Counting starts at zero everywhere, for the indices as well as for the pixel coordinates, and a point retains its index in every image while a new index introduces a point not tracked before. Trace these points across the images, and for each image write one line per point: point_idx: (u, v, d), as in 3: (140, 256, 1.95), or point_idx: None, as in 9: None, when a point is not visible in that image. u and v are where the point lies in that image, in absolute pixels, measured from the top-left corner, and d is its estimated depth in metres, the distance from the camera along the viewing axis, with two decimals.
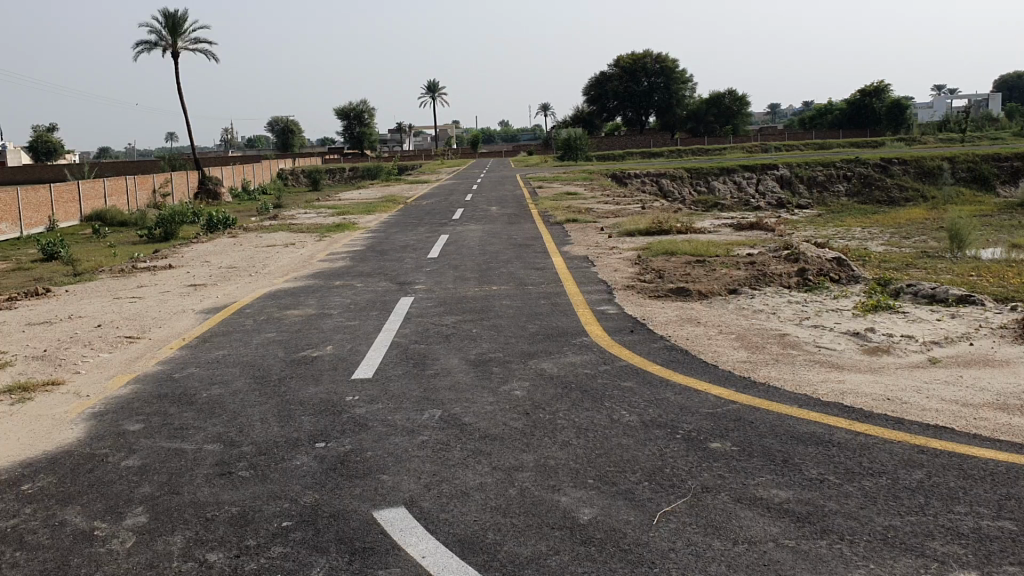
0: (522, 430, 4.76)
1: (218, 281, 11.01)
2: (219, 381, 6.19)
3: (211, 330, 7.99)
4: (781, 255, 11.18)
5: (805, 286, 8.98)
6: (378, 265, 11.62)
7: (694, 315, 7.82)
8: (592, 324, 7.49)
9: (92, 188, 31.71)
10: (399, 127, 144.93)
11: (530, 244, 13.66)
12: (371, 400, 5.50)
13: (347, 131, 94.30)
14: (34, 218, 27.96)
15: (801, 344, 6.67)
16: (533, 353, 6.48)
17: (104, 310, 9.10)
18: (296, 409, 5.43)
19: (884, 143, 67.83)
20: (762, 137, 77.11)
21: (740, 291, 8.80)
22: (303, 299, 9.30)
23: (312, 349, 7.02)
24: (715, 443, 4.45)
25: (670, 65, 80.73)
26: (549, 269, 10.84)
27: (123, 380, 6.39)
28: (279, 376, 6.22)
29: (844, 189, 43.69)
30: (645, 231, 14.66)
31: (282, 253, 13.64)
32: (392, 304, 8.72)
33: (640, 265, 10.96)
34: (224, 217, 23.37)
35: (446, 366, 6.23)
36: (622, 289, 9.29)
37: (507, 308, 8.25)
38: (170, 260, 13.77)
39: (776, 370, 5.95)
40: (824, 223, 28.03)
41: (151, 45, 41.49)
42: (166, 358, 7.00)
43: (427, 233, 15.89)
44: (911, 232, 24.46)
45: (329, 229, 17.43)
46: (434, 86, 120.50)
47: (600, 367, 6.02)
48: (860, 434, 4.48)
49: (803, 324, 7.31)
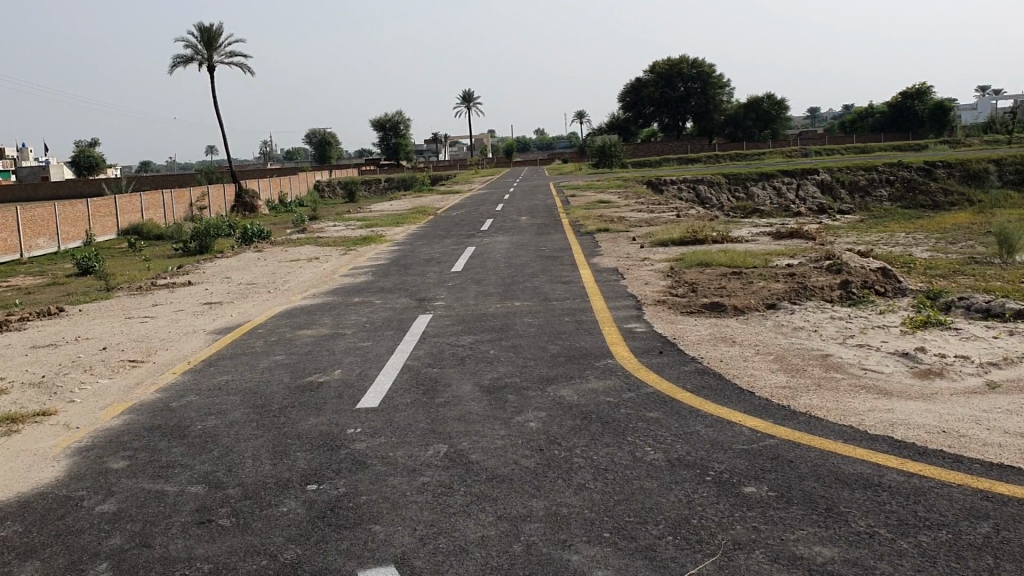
0: (534, 470, 4.29)
1: (235, 299, 10.67)
2: (215, 411, 5.79)
3: (218, 353, 7.62)
4: (822, 266, 10.59)
5: (848, 300, 8.42)
6: (400, 280, 11.23)
7: (728, 333, 7.29)
8: (617, 344, 7.00)
9: (129, 202, 31.76)
10: (435, 137, 144.89)
11: (559, 255, 13.18)
12: (373, 434, 5.07)
13: (384, 142, 94.61)
14: (72, 232, 28.03)
15: (845, 367, 6.12)
16: (552, 379, 6.01)
17: (113, 331, 8.78)
18: (293, 444, 5.01)
19: (928, 147, 66.32)
20: (802, 142, 75.85)
21: (779, 307, 8.25)
22: (318, 319, 8.90)
23: (318, 374, 6.61)
24: (749, 487, 3.95)
25: (707, 71, 79.58)
26: (576, 282, 10.36)
27: (118, 410, 6.02)
28: (280, 406, 5.82)
29: (887, 193, 42.63)
30: (679, 241, 14.10)
31: (305, 268, 13.31)
32: (409, 323, 8.29)
33: (672, 278, 10.42)
34: (257, 229, 23.20)
35: (457, 394, 5.78)
36: (653, 304, 8.79)
37: (528, 327, 7.78)
38: (192, 276, 13.47)
39: (818, 399, 5.42)
40: (867, 229, 27.19)
41: (188, 59, 41.73)
42: (168, 384, 6.63)
43: (454, 244, 15.49)
44: (957, 238, 23.58)
45: (357, 242, 17.11)
46: (469, 95, 121.15)
47: (624, 394, 5.53)
48: (916, 476, 3.95)
49: (847, 343, 6.76)
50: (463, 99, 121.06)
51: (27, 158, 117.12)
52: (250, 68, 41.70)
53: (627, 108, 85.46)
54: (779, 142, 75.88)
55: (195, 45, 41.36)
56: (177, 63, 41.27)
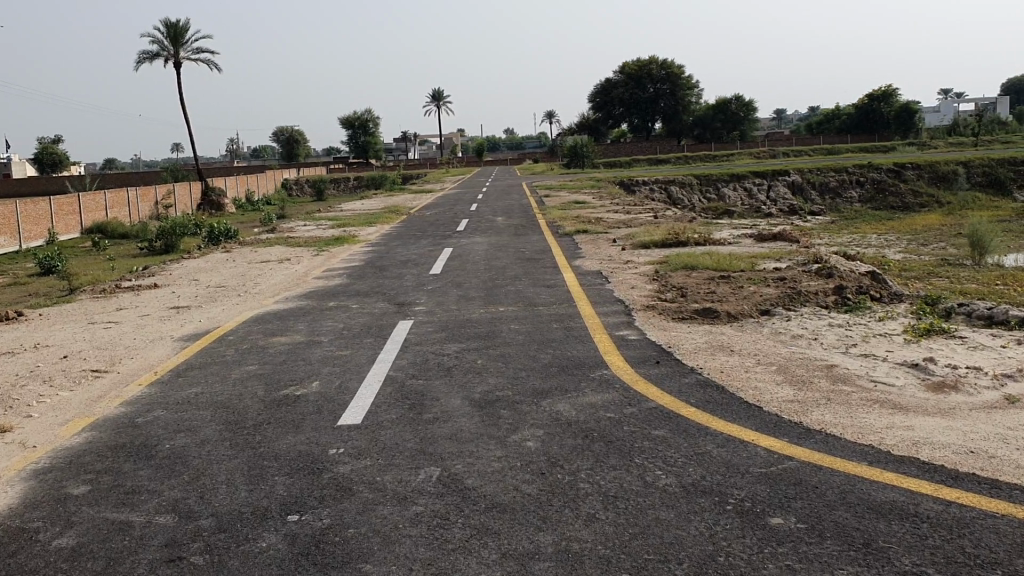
0: (538, 498, 3.93)
1: (203, 303, 10.20)
2: (185, 429, 5.37)
3: (187, 362, 7.19)
4: (811, 269, 10.33)
5: (844, 305, 8.14)
6: (376, 283, 10.82)
7: (725, 341, 6.98)
8: (611, 353, 6.65)
9: (93, 200, 30.96)
10: (405, 136, 144.11)
11: (538, 257, 12.84)
12: (358, 455, 4.69)
13: (353, 140, 93.76)
14: (34, 231, 27.24)
15: (853, 379, 5.83)
16: (546, 392, 5.66)
17: (75, 338, 8.31)
18: (270, 467, 4.61)
19: (895, 148, 66.78)
20: (771, 143, 76.13)
21: (773, 313, 7.95)
22: (292, 325, 8.48)
23: (295, 386, 6.20)
24: (776, 518, 3.62)
25: (676, 71, 79.70)
26: (560, 286, 10.01)
27: (79, 426, 5.57)
28: (254, 422, 5.41)
29: (857, 195, 42.71)
30: (661, 242, 13.81)
31: (276, 270, 12.84)
32: (388, 330, 7.89)
33: (658, 282, 10.10)
34: (225, 228, 22.61)
35: (446, 409, 5.41)
36: (642, 309, 8.46)
37: (515, 334, 7.42)
38: (158, 278, 12.97)
39: (832, 414, 5.11)
40: (839, 230, 27.17)
41: (154, 55, 40.89)
42: (134, 397, 6.19)
43: (429, 245, 15.09)
44: (930, 239, 23.55)
45: (329, 243, 16.66)
46: (439, 94, 120.67)
47: (625, 409, 5.19)
48: (955, 505, 3.65)
49: (851, 353, 6.47)
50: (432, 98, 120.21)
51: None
52: (217, 65, 40.87)
53: (597, 108, 85.39)
54: (748, 143, 76.10)
55: (161, 41, 40.52)
56: (142, 58, 40.42)
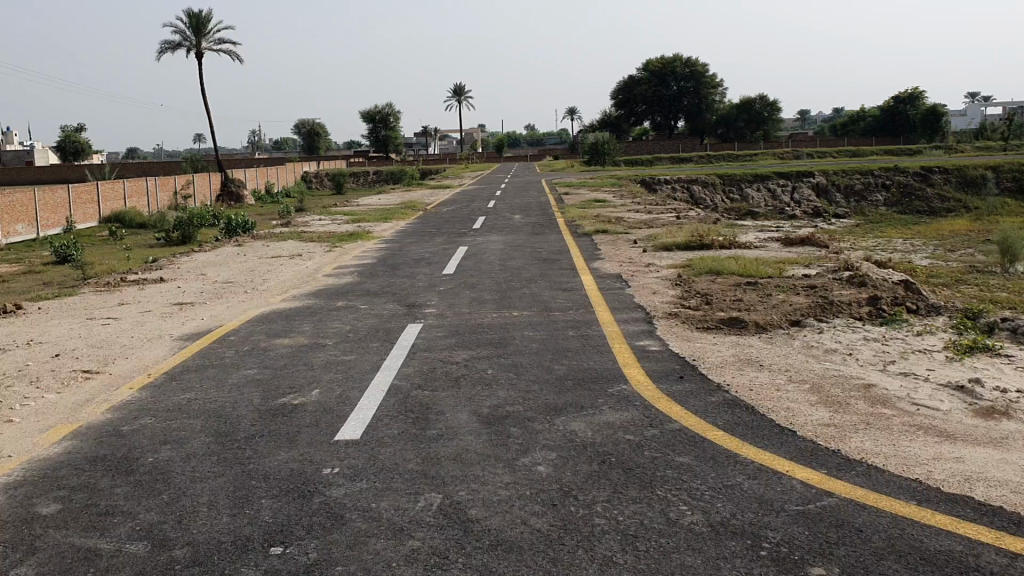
0: (547, 536, 3.52)
1: (209, 299, 9.84)
2: (172, 440, 5.00)
3: (183, 364, 6.82)
4: (841, 277, 9.87)
5: (879, 318, 7.69)
6: (388, 282, 10.44)
7: (753, 355, 6.54)
8: (631, 366, 6.23)
9: (111, 189, 30.72)
10: (426, 131, 144.23)
11: (556, 258, 12.40)
12: (353, 476, 4.30)
13: (374, 134, 93.53)
14: (52, 219, 27.03)
15: (892, 402, 5.37)
16: (560, 408, 5.25)
17: (70, 335, 7.95)
18: (257, 488, 4.23)
19: (921, 152, 65.97)
20: (794, 144, 75.37)
21: (804, 324, 7.50)
22: (297, 326, 8.10)
23: (294, 395, 5.82)
24: (817, 568, 3.19)
25: (700, 69, 79.05)
26: (579, 290, 9.59)
27: (61, 434, 5.21)
28: (245, 435, 5.03)
29: (882, 198, 42.06)
30: (684, 245, 13.34)
31: (286, 267, 12.46)
32: (396, 334, 7.50)
33: (681, 287, 9.67)
34: (241, 220, 22.27)
35: (452, 425, 5.01)
36: (664, 317, 8.03)
37: (528, 342, 7.01)
38: (166, 272, 12.61)
39: (872, 442, 4.67)
40: (863, 234, 26.55)
41: (176, 45, 40.64)
42: (122, 403, 5.82)
43: (445, 243, 14.70)
44: (957, 245, 22.97)
45: (343, 238, 16.31)
46: (461, 90, 120.59)
47: (645, 432, 4.77)
48: (1021, 558, 3.21)
49: (889, 371, 6.03)
50: (454, 93, 119.98)
51: (9, 141, 114.21)
52: (238, 55, 40.52)
53: (620, 106, 84.71)
54: (772, 143, 75.31)
55: (183, 30, 40.28)
56: (164, 48, 40.19)
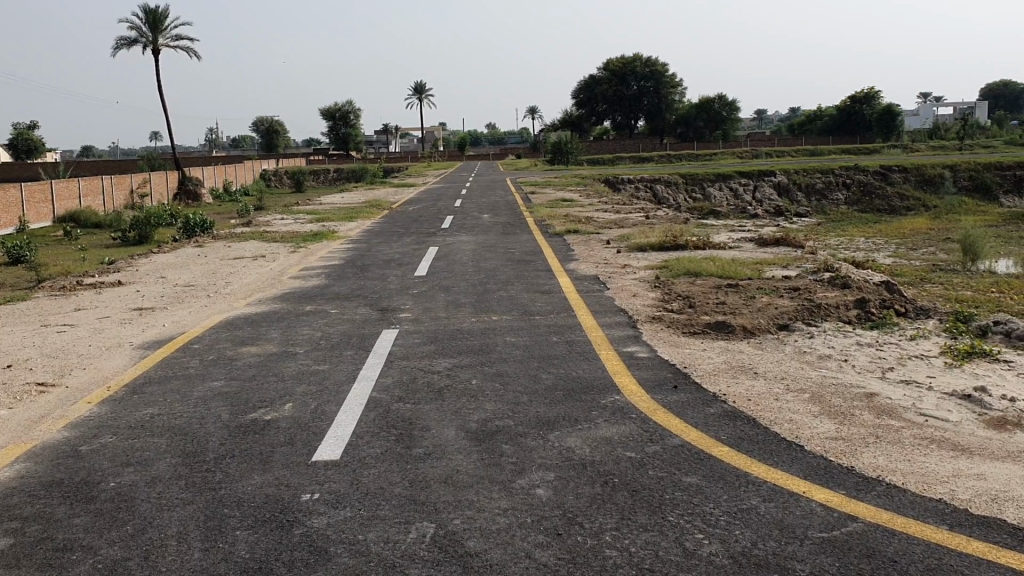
0: (555, 571, 3.21)
1: (171, 304, 9.40)
2: (135, 462, 4.61)
3: (147, 374, 6.42)
4: (822, 278, 9.67)
5: (868, 321, 7.49)
6: (358, 285, 10.08)
7: (747, 361, 6.29)
8: (621, 374, 5.95)
9: (65, 188, 29.86)
10: (386, 129, 143.43)
11: (529, 259, 12.10)
12: (335, 504, 3.96)
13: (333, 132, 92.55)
14: (4, 219, 26.15)
15: (898, 412, 5.13)
16: (553, 423, 4.94)
17: (23, 343, 7.49)
18: (231, 518, 3.87)
19: (878, 151, 66.53)
20: (754, 143, 75.73)
21: (793, 329, 7.27)
22: (265, 332, 7.71)
23: (266, 410, 5.44)
24: None
25: (660, 68, 79.34)
26: (556, 293, 9.29)
27: (13, 456, 4.79)
28: (215, 456, 4.66)
29: (843, 197, 42.26)
30: (658, 246, 13.11)
31: (249, 269, 12.03)
32: (370, 341, 7.15)
33: (661, 289, 9.42)
34: (202, 219, 21.67)
35: (439, 443, 4.68)
36: (648, 321, 7.76)
37: (511, 349, 6.69)
38: (123, 274, 12.10)
39: (885, 458, 4.40)
40: (826, 233, 26.53)
41: (132, 41, 39.68)
42: (80, 419, 5.40)
43: (413, 244, 14.32)
44: (920, 243, 22.99)
45: (307, 238, 15.87)
46: (420, 88, 119.87)
47: (646, 448, 4.48)
48: None
49: (889, 379, 5.79)
50: (414, 91, 119.21)
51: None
52: (196, 52, 39.63)
53: (581, 105, 84.67)
54: (732, 142, 75.70)
55: (139, 27, 39.35)
56: (119, 45, 39.20)
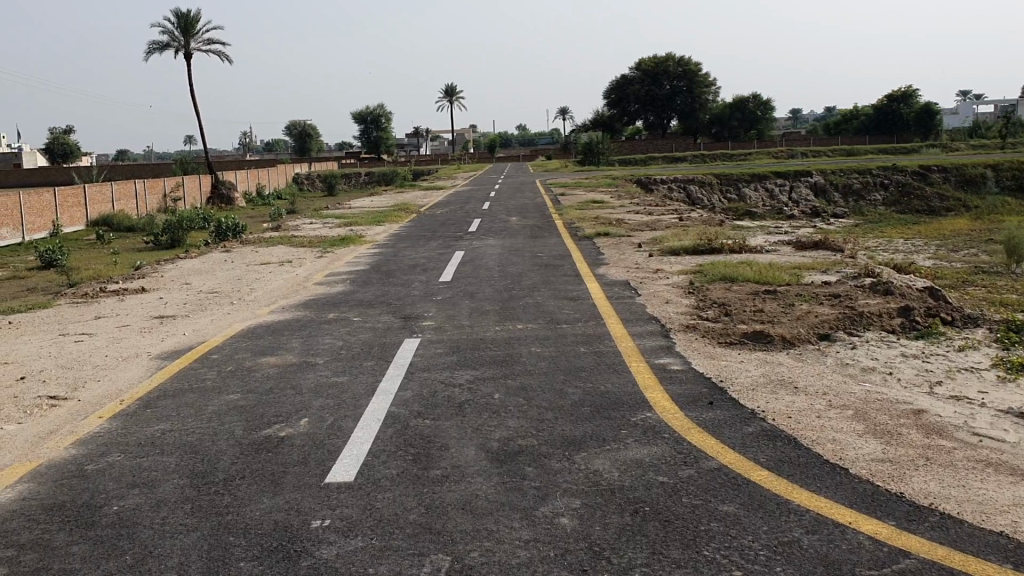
0: None
1: (192, 312, 9.24)
2: (141, 483, 4.40)
3: (162, 387, 6.23)
4: (863, 284, 9.31)
5: (913, 330, 7.14)
6: (381, 291, 9.87)
7: (785, 375, 5.98)
8: (653, 389, 5.66)
9: (98, 192, 30.01)
10: (417, 131, 143.77)
11: (558, 264, 11.82)
12: (346, 532, 3.71)
13: (365, 135, 92.76)
14: (38, 223, 26.30)
15: (949, 431, 4.79)
16: (580, 442, 4.67)
17: (40, 354, 7.33)
18: (235, 546, 3.65)
19: (916, 151, 65.37)
20: (789, 143, 74.79)
21: (834, 338, 6.95)
22: (285, 341, 7.51)
23: (280, 426, 5.22)
24: None
25: (692, 68, 78.68)
26: (585, 299, 9.02)
27: (17, 475, 4.60)
28: (225, 476, 4.44)
29: (881, 197, 41.53)
30: (691, 250, 12.77)
31: (273, 274, 11.86)
32: (391, 351, 6.91)
33: (695, 296, 9.11)
34: (232, 223, 21.61)
35: (458, 464, 4.42)
36: (682, 330, 7.47)
37: (537, 361, 6.42)
38: (148, 280, 11.98)
39: (938, 482, 4.07)
40: (863, 234, 25.97)
41: (164, 46, 39.91)
42: (90, 436, 5.21)
43: (440, 248, 14.09)
44: (961, 245, 22.41)
45: (335, 242, 15.70)
46: (451, 90, 119.90)
47: (679, 473, 4.20)
48: None
49: (938, 394, 5.45)
50: (446, 93, 119.37)
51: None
52: (227, 56, 39.81)
53: (613, 106, 84.09)
54: (766, 143, 74.78)
55: (171, 31, 39.55)
56: (152, 49, 39.44)
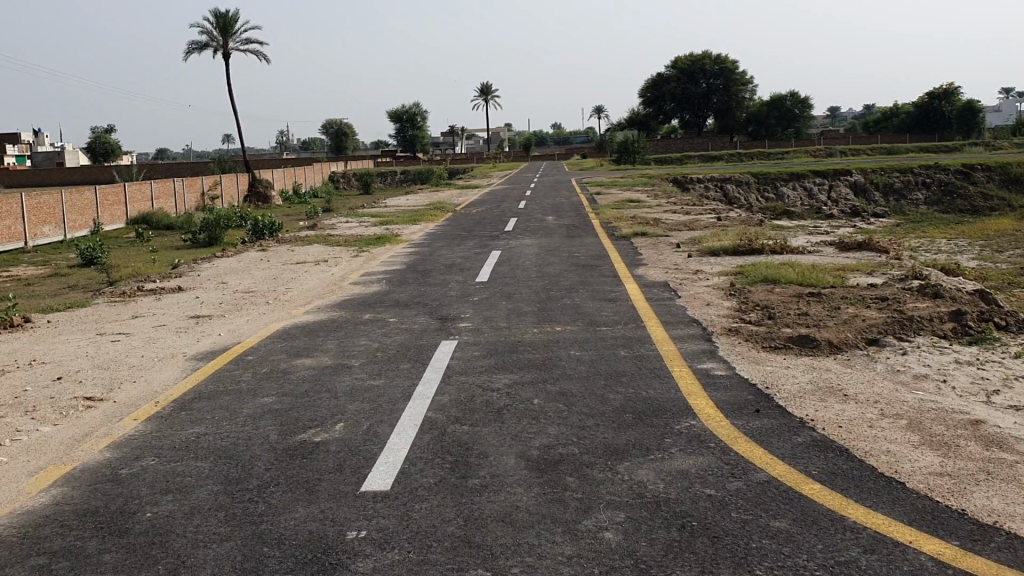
0: None
1: (228, 311, 9.21)
2: (175, 489, 4.33)
3: (198, 389, 6.17)
4: (911, 286, 9.04)
5: (966, 336, 6.90)
6: (418, 291, 9.79)
7: (834, 381, 5.79)
8: (697, 396, 5.50)
9: (138, 190, 30.30)
10: (453, 130, 144.07)
11: (596, 264, 11.65)
12: (382, 545, 3.60)
13: (401, 134, 93.02)
14: (79, 221, 26.56)
15: (1009, 443, 4.57)
16: (623, 451, 4.53)
17: (77, 354, 7.31)
18: (269, 557, 3.55)
19: (958, 150, 64.16)
20: (827, 141, 73.85)
21: (883, 344, 6.73)
22: (320, 342, 7.45)
23: (315, 430, 5.13)
24: None
25: (729, 66, 77.80)
26: (624, 301, 8.86)
27: (51, 479, 4.55)
28: (259, 483, 4.35)
29: (923, 196, 40.82)
30: (731, 250, 12.54)
31: (310, 273, 11.83)
32: (427, 354, 6.81)
33: (737, 298, 8.92)
34: (269, 221, 21.66)
35: (498, 472, 4.30)
36: (724, 333, 7.30)
37: (576, 364, 6.28)
38: (185, 279, 12.00)
39: (1002, 498, 3.87)
40: (904, 234, 25.54)
41: (203, 46, 40.24)
42: (125, 438, 5.15)
43: (476, 247, 14.01)
44: (1007, 245, 21.90)
45: (370, 242, 15.64)
46: (487, 89, 119.91)
47: (727, 485, 4.05)
48: None
49: (996, 404, 5.23)
50: (482, 92, 119.60)
51: (42, 142, 115.19)
52: (265, 56, 40.10)
53: (648, 104, 83.48)
54: (804, 141, 73.88)
55: (210, 32, 39.86)
56: (191, 49, 39.80)
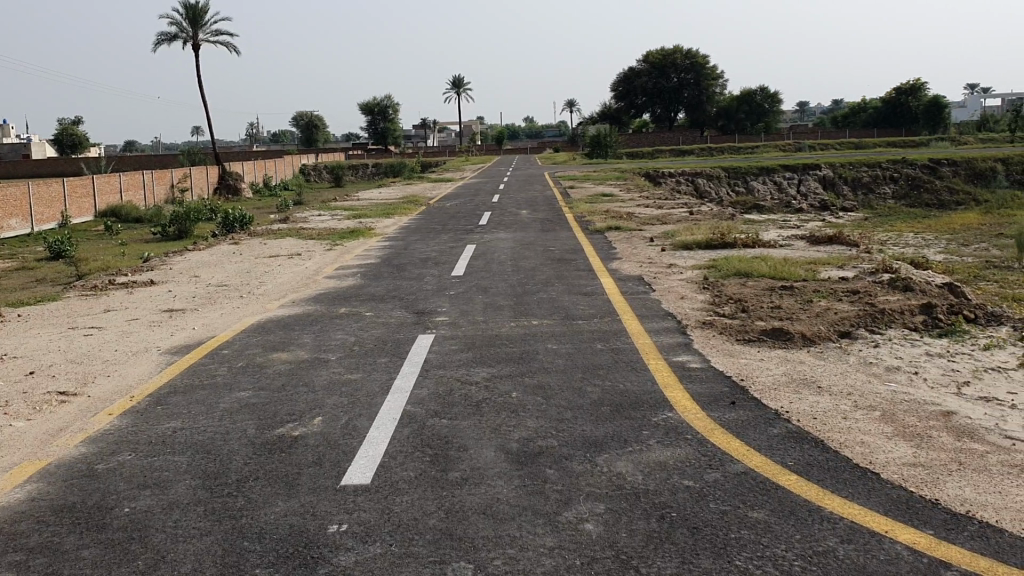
0: None
1: (201, 305, 9.13)
2: (154, 484, 4.29)
3: (173, 384, 6.12)
4: (881, 280, 9.13)
5: (936, 329, 6.99)
6: (393, 285, 9.75)
7: (808, 374, 5.84)
8: (673, 389, 5.53)
9: (105, 183, 29.90)
10: (424, 124, 143.56)
11: (570, 258, 11.67)
12: (365, 538, 3.60)
13: (372, 127, 92.50)
14: (46, 214, 26.17)
15: (980, 433, 4.65)
16: (601, 443, 4.55)
17: (48, 348, 7.22)
18: (251, 552, 3.54)
19: (925, 145, 64.82)
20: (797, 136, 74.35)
21: (855, 337, 6.80)
22: (297, 336, 7.40)
23: (294, 424, 5.11)
24: None
25: (701, 60, 78.02)
26: (600, 294, 8.89)
27: (25, 475, 4.49)
28: (238, 477, 4.34)
29: (890, 190, 41.24)
30: (704, 244, 12.60)
31: (284, 267, 11.74)
32: (404, 347, 6.80)
33: (710, 291, 8.97)
34: (240, 214, 21.45)
35: (478, 466, 4.31)
36: (699, 327, 7.34)
37: (553, 358, 6.29)
38: (156, 273, 11.89)
39: (973, 488, 3.94)
40: (873, 228, 25.81)
41: (172, 37, 39.75)
42: (99, 434, 5.09)
43: (450, 241, 14.00)
44: (973, 239, 22.19)
45: (343, 235, 15.56)
46: (459, 83, 119.54)
47: (705, 476, 4.10)
48: None
49: (966, 395, 5.32)
50: (453, 85, 119.24)
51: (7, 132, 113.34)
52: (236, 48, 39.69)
53: (619, 98, 83.69)
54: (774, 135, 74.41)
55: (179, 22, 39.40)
56: (160, 40, 39.31)
